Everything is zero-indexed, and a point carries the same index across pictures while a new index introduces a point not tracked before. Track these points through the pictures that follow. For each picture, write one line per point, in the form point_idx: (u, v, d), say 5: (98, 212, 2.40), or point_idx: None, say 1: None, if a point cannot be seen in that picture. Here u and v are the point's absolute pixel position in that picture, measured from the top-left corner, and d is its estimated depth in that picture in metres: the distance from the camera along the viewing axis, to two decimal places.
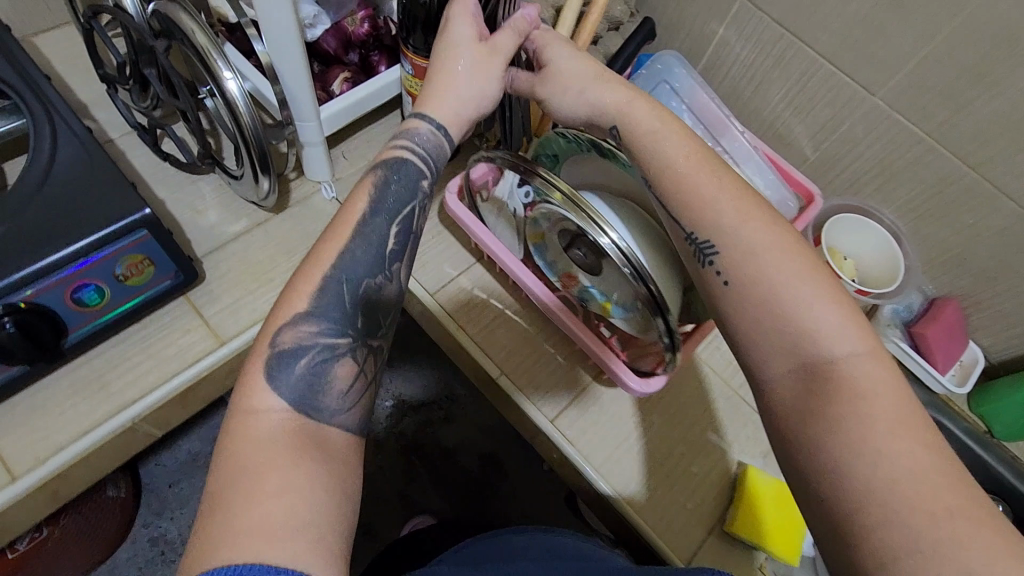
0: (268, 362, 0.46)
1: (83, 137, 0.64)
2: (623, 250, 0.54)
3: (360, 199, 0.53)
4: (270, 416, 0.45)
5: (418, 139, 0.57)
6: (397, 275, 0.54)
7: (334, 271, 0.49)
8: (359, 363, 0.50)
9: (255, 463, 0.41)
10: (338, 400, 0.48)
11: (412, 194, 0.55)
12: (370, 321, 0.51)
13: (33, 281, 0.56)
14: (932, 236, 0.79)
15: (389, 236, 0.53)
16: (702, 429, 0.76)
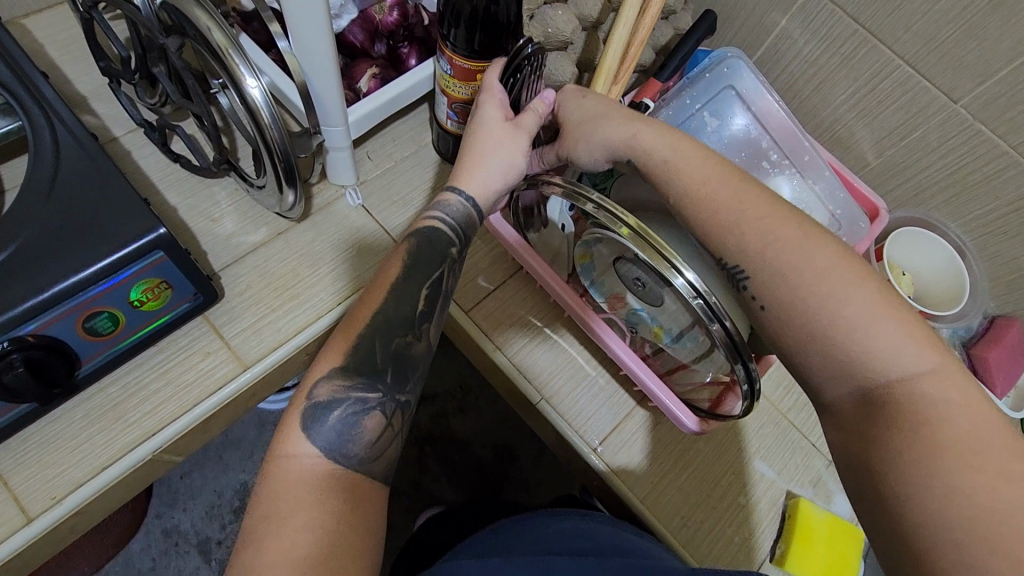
0: (304, 413, 0.46)
1: (86, 143, 0.57)
2: (707, 300, 0.48)
3: (393, 264, 0.53)
4: (305, 463, 0.44)
5: (450, 211, 0.56)
6: (427, 333, 0.53)
7: (369, 330, 0.49)
8: (388, 416, 0.49)
9: (289, 502, 0.42)
10: (367, 450, 0.46)
11: (440, 258, 0.55)
12: (401, 375, 0.50)
13: (42, 313, 0.51)
14: (1002, 254, 0.73)
15: (419, 296, 0.53)
16: (748, 457, 0.72)
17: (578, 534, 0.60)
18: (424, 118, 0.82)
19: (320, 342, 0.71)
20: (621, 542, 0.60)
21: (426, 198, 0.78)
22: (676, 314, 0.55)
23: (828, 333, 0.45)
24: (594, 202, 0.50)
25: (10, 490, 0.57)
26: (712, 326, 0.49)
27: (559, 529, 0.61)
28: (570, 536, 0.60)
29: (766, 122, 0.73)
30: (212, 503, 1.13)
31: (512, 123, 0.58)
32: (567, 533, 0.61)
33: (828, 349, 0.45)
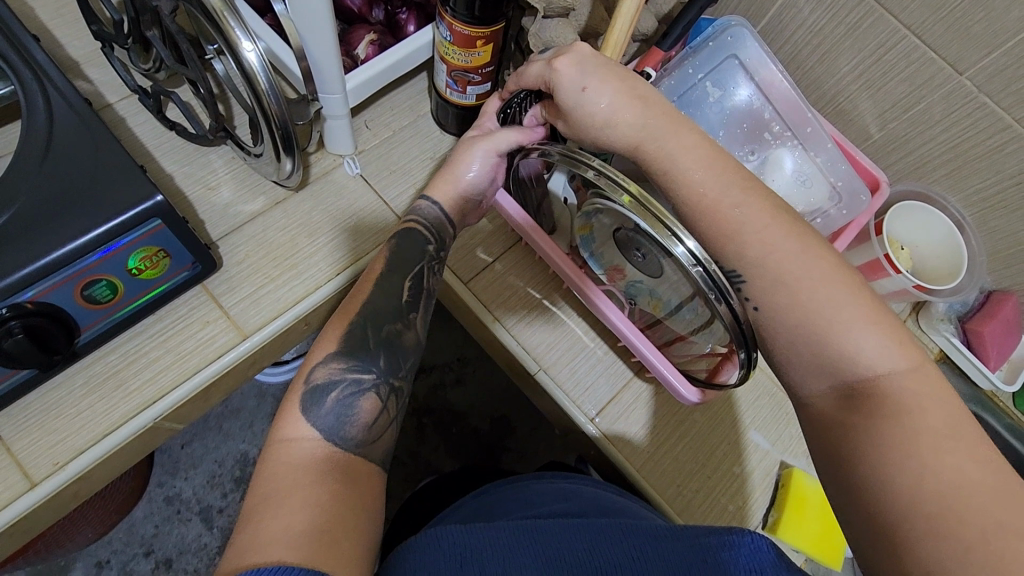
0: (302, 396, 0.49)
1: (79, 108, 0.56)
2: (707, 267, 0.48)
3: (377, 262, 0.59)
4: (304, 443, 0.47)
5: (425, 214, 0.61)
6: (414, 323, 0.57)
7: (359, 319, 0.54)
8: (383, 399, 0.52)
9: (290, 476, 0.44)
10: (363, 431, 0.49)
11: (418, 255, 0.60)
12: (394, 360, 0.54)
13: (39, 280, 0.51)
14: (1000, 228, 0.73)
15: (403, 290, 0.57)
16: (741, 427, 0.73)
17: (560, 495, 0.62)
18: (423, 87, 0.81)
19: (319, 312, 0.71)
20: (603, 501, 0.62)
21: (423, 168, 0.77)
22: (678, 283, 0.54)
23: (826, 304, 0.45)
24: (595, 168, 0.50)
25: (13, 456, 0.58)
26: (718, 306, 0.49)
27: (541, 491, 0.63)
28: (554, 496, 0.62)
29: (769, 93, 0.72)
30: (214, 472, 1.14)
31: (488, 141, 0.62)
32: (550, 495, 0.62)
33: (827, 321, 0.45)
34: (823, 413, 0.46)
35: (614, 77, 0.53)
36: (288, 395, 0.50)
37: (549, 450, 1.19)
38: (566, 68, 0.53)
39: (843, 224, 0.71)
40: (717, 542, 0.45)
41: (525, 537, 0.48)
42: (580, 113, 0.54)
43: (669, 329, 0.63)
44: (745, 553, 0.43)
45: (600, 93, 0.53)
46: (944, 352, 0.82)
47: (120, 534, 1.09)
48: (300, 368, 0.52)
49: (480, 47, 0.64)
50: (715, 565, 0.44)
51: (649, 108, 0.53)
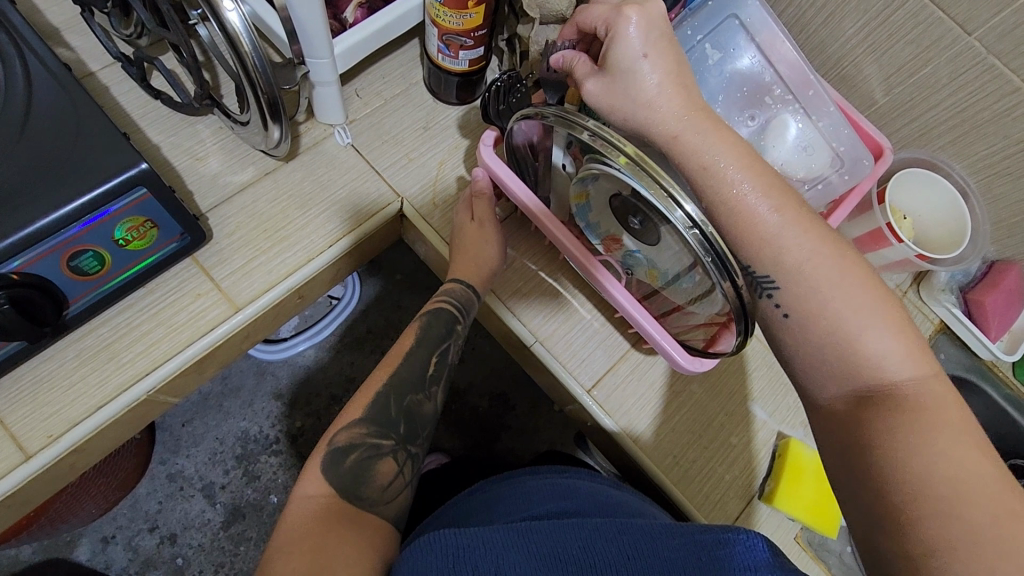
0: (325, 456, 0.55)
1: (59, 73, 0.55)
2: (704, 231, 0.46)
3: (406, 338, 0.65)
4: (321, 500, 0.52)
5: (456, 296, 0.67)
6: (435, 394, 0.63)
7: (387, 386, 0.60)
8: (398, 463, 0.57)
9: (309, 526, 0.48)
10: (381, 491, 0.54)
11: (447, 332, 0.66)
12: (411, 429, 0.60)
13: (25, 250, 0.50)
14: (1005, 196, 0.72)
15: (429, 365, 0.63)
16: (741, 398, 0.73)
17: (559, 493, 0.61)
18: (415, 54, 0.79)
19: (312, 285, 0.70)
20: (602, 497, 0.61)
21: (417, 137, 0.75)
22: (679, 252, 0.52)
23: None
24: (590, 130, 0.49)
25: (7, 429, 0.58)
26: (723, 282, 0.48)
27: (536, 487, 0.63)
28: (553, 495, 0.61)
29: (771, 57, 0.70)
30: (215, 450, 1.14)
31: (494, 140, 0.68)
32: (546, 492, 0.62)
33: (826, 289, 0.45)
34: (826, 374, 0.45)
35: (672, 55, 0.51)
36: (310, 454, 0.56)
37: (547, 428, 1.19)
38: (633, 20, 0.50)
39: (844, 190, 0.70)
40: (714, 541, 0.45)
41: (518, 539, 0.47)
42: (630, 80, 0.50)
43: (665, 296, 0.62)
44: (740, 551, 0.42)
45: (655, 65, 0.50)
46: (944, 323, 0.81)
47: (124, 510, 1.10)
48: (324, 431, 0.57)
49: (472, 9, 0.62)
50: (708, 561, 0.43)
51: (692, 99, 0.50)
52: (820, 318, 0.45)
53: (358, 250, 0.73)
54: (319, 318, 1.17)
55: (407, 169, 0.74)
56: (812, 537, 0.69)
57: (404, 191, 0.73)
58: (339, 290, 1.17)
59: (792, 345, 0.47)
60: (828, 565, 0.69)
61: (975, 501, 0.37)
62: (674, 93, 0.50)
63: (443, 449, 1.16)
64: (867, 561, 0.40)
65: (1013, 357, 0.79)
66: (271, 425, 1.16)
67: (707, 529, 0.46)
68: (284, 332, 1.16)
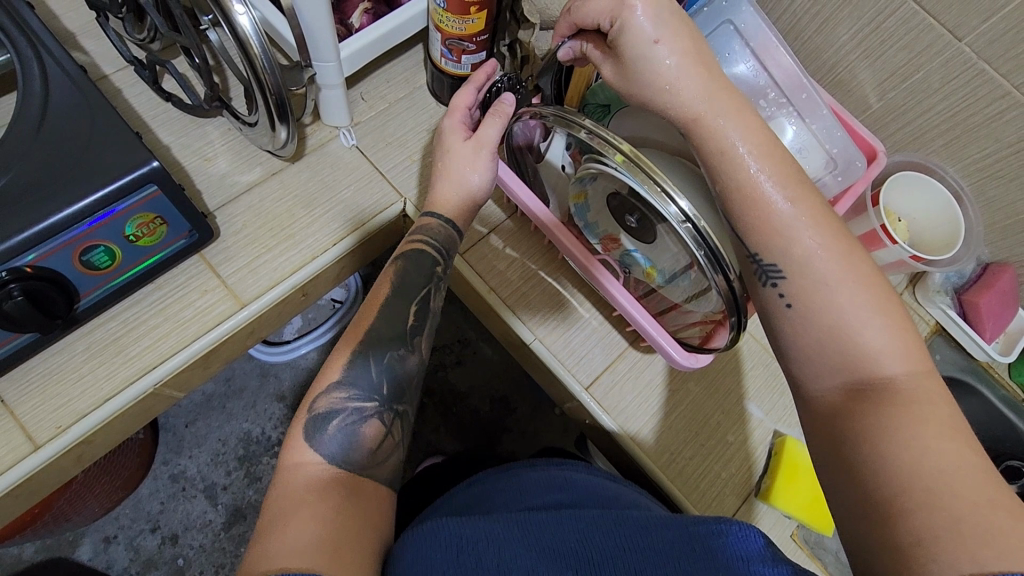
0: (306, 425, 0.54)
1: (74, 74, 0.56)
2: (697, 225, 0.48)
3: (384, 286, 0.63)
4: (309, 469, 0.51)
5: (435, 237, 0.64)
6: (417, 348, 0.61)
7: (364, 348, 0.58)
8: (385, 424, 0.57)
9: (300, 498, 0.48)
10: (367, 454, 0.54)
11: (426, 279, 0.64)
12: (395, 387, 0.58)
13: (40, 244, 0.52)
14: (998, 199, 0.73)
15: (408, 318, 0.61)
16: (739, 396, 0.74)
17: (554, 485, 0.62)
18: (419, 59, 0.81)
19: (316, 283, 0.72)
20: (600, 489, 0.62)
21: (420, 139, 0.77)
22: (677, 253, 0.54)
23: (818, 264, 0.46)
24: (588, 128, 0.51)
25: (17, 420, 0.59)
26: (716, 277, 0.50)
27: (533, 480, 0.64)
28: (547, 487, 0.62)
29: (765, 62, 0.72)
30: (218, 451, 1.16)
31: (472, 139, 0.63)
32: (544, 485, 0.63)
33: (814, 285, 0.47)
34: (818, 369, 0.46)
35: (686, 34, 0.52)
36: (293, 422, 0.55)
37: (548, 431, 1.19)
38: (642, 9, 0.50)
39: (838, 191, 0.71)
40: (705, 532, 0.45)
41: (521, 534, 0.48)
42: (648, 70, 0.52)
43: (663, 293, 0.63)
44: (732, 541, 0.44)
45: (669, 48, 0.51)
46: (939, 324, 0.82)
47: (127, 510, 1.11)
48: (306, 396, 0.56)
49: (474, 14, 0.63)
50: (701, 554, 0.44)
51: (713, 80, 0.51)
52: (815, 312, 0.47)
53: (362, 249, 0.75)
54: (323, 320, 1.18)
55: (410, 170, 0.75)
56: (808, 534, 0.70)
57: (407, 192, 0.75)
58: (341, 294, 1.17)
59: (786, 333, 0.48)
60: (824, 562, 0.70)
61: (957, 488, 0.38)
62: (696, 74, 0.51)
63: (444, 451, 1.16)
64: (855, 548, 0.41)
65: (1008, 358, 0.80)
66: (274, 426, 1.17)
67: (698, 520, 0.47)
68: (285, 334, 1.18)
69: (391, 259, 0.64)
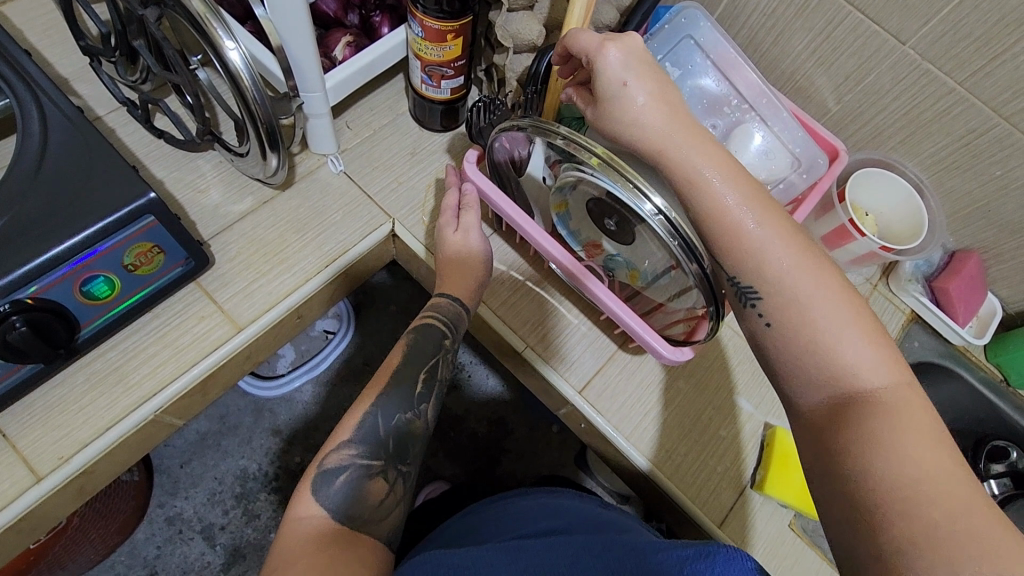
0: (315, 479, 0.55)
1: (72, 115, 0.59)
2: (668, 217, 0.53)
3: (394, 356, 0.65)
4: (314, 521, 0.52)
5: (441, 311, 0.67)
6: (425, 411, 0.63)
7: (375, 409, 0.60)
8: (390, 482, 0.58)
9: (302, 548, 0.49)
10: (371, 510, 0.55)
11: (435, 348, 0.66)
12: (402, 447, 0.60)
13: (41, 277, 0.54)
14: (956, 189, 0.77)
15: (418, 382, 0.63)
16: (727, 391, 0.76)
17: (548, 510, 0.65)
18: (400, 87, 0.85)
19: (310, 305, 0.74)
20: (593, 514, 0.64)
21: (405, 163, 0.80)
22: (656, 248, 0.58)
23: (781, 253, 0.49)
24: (563, 135, 0.55)
25: (18, 453, 0.60)
26: (690, 265, 0.54)
27: (528, 508, 0.66)
28: (541, 513, 0.64)
29: (728, 72, 0.77)
30: (215, 490, 1.15)
31: (461, 229, 0.70)
32: (537, 511, 0.65)
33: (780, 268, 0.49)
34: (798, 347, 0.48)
35: (653, 78, 0.53)
36: (302, 477, 0.56)
37: (545, 449, 1.20)
38: (614, 52, 0.53)
39: (804, 188, 0.76)
40: (694, 554, 0.45)
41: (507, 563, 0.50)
42: (615, 105, 0.53)
43: (647, 292, 0.66)
44: (720, 562, 0.43)
45: (639, 89, 0.52)
46: (915, 312, 0.85)
47: (122, 558, 1.09)
48: (316, 451, 0.58)
49: (451, 41, 0.67)
50: None
51: (678, 115, 0.53)
52: (796, 321, 0.48)
53: (353, 270, 0.77)
54: (315, 352, 1.20)
55: (397, 193, 0.78)
56: (805, 523, 0.71)
57: (395, 214, 0.77)
58: (333, 323, 1.20)
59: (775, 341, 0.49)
60: (823, 550, 0.71)
61: None
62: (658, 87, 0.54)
63: (443, 476, 1.17)
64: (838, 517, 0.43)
65: (982, 340, 0.83)
66: (270, 462, 1.17)
67: (688, 545, 0.46)
68: (279, 368, 1.19)
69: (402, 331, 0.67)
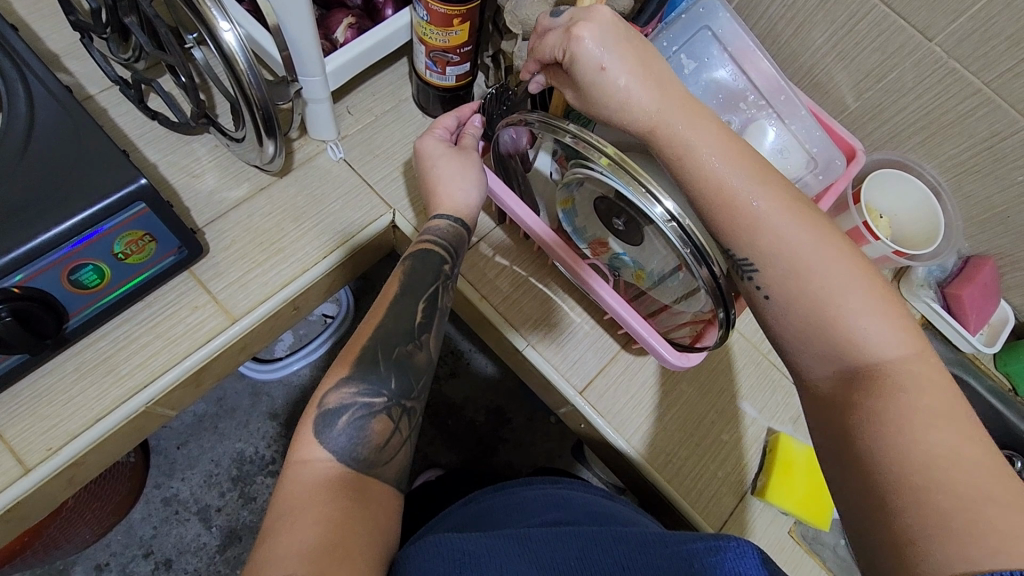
0: (315, 419, 0.51)
1: (60, 93, 0.57)
2: (681, 223, 0.50)
3: (391, 285, 0.60)
4: (317, 466, 0.49)
5: (440, 232, 0.63)
6: (427, 342, 0.58)
7: (372, 342, 0.55)
8: (394, 420, 0.54)
9: (305, 500, 0.46)
10: (379, 450, 0.52)
11: (435, 275, 0.61)
12: (405, 383, 0.55)
13: (28, 264, 0.52)
14: (976, 193, 0.75)
15: (417, 312, 0.58)
16: (732, 395, 0.75)
17: (553, 502, 0.63)
18: (404, 72, 0.82)
19: (307, 296, 0.72)
20: (595, 508, 0.63)
21: (408, 151, 0.78)
22: (665, 252, 0.56)
23: (803, 246, 0.47)
24: (572, 133, 0.52)
25: (7, 442, 0.58)
26: (701, 270, 0.52)
27: (530, 498, 0.65)
28: (546, 505, 0.63)
29: (744, 65, 0.74)
30: (211, 472, 1.14)
31: (458, 149, 0.66)
32: (540, 501, 0.64)
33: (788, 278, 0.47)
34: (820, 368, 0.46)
35: (633, 54, 0.52)
36: (301, 417, 0.52)
37: (544, 441, 1.19)
38: (588, 36, 0.51)
39: (821, 189, 0.73)
40: (703, 548, 0.45)
41: (521, 551, 0.48)
42: (602, 92, 0.53)
43: (650, 293, 0.64)
44: (729, 557, 0.43)
45: (618, 70, 0.52)
46: (925, 317, 0.83)
47: (118, 537, 1.09)
48: (314, 389, 0.54)
49: (457, 26, 0.64)
50: (698, 570, 0.44)
51: (665, 91, 0.52)
52: (799, 296, 0.47)
53: (353, 261, 0.75)
54: (314, 335, 1.20)
55: (398, 182, 0.76)
56: (805, 531, 0.70)
57: (396, 203, 0.75)
58: (332, 308, 1.20)
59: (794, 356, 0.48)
60: (823, 559, 0.70)
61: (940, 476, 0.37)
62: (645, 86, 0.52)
63: (440, 465, 1.16)
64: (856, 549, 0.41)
65: (992, 349, 0.82)
66: (267, 447, 1.16)
67: (698, 538, 0.46)
68: (278, 352, 1.19)
69: (400, 258, 0.62)
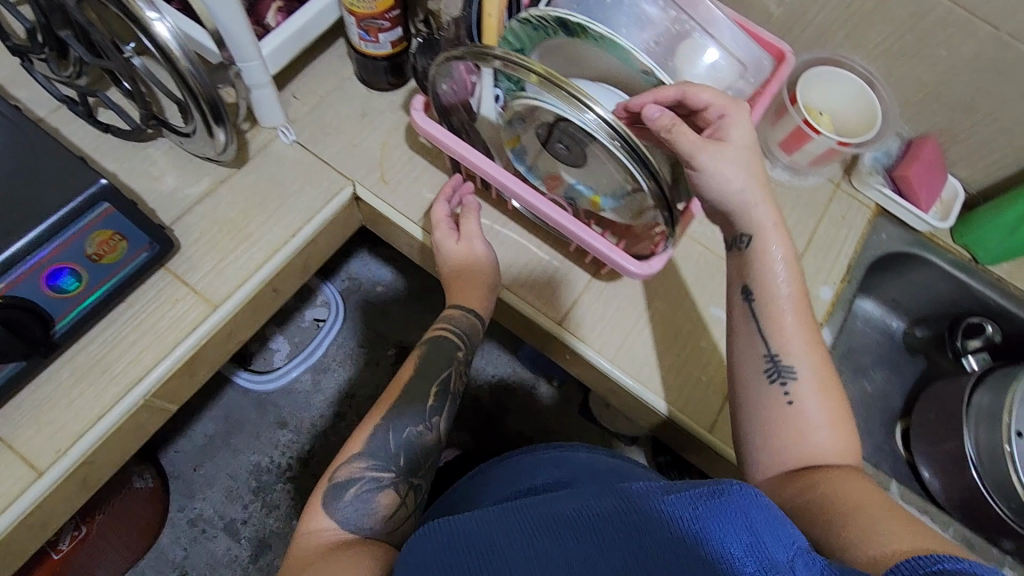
0: (326, 491, 0.57)
1: (8, 111, 0.59)
2: (610, 121, 0.53)
3: (406, 370, 0.65)
4: (325, 533, 0.54)
5: (458, 322, 0.68)
6: (437, 423, 0.63)
7: (385, 421, 0.60)
8: (401, 494, 0.58)
9: (312, 559, 0.50)
10: (383, 524, 0.56)
11: (448, 360, 0.66)
12: (413, 459, 0.60)
13: (4, 274, 0.54)
14: (906, 75, 0.78)
15: (429, 397, 0.63)
16: (702, 305, 0.78)
17: (553, 463, 0.62)
18: (342, 51, 0.84)
19: (282, 276, 0.74)
20: (590, 465, 0.61)
21: (357, 125, 0.80)
22: (609, 165, 0.60)
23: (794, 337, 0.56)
24: (499, 56, 0.55)
25: (15, 451, 0.61)
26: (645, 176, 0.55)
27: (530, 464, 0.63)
28: (544, 465, 0.62)
29: None
30: (231, 486, 1.16)
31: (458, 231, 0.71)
32: (542, 463, 0.63)
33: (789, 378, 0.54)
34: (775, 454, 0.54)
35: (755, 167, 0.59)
36: (316, 489, 0.58)
37: (544, 399, 1.22)
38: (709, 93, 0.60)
39: (755, 93, 0.76)
40: (707, 492, 0.40)
41: (517, 514, 0.43)
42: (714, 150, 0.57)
43: (609, 217, 0.67)
44: (739, 503, 0.39)
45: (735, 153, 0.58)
46: (880, 206, 0.86)
47: (149, 561, 1.11)
48: (330, 464, 0.59)
49: None
50: (702, 516, 0.39)
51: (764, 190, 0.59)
52: (779, 416, 0.55)
53: (322, 238, 0.77)
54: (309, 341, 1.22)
55: (353, 155, 0.78)
56: None
57: (354, 176, 0.77)
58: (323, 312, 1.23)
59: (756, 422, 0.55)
60: None
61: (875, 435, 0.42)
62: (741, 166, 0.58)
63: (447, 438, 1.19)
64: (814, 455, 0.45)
65: (947, 224, 0.85)
66: (282, 451, 1.18)
67: (698, 482, 0.42)
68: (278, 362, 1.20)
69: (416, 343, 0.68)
